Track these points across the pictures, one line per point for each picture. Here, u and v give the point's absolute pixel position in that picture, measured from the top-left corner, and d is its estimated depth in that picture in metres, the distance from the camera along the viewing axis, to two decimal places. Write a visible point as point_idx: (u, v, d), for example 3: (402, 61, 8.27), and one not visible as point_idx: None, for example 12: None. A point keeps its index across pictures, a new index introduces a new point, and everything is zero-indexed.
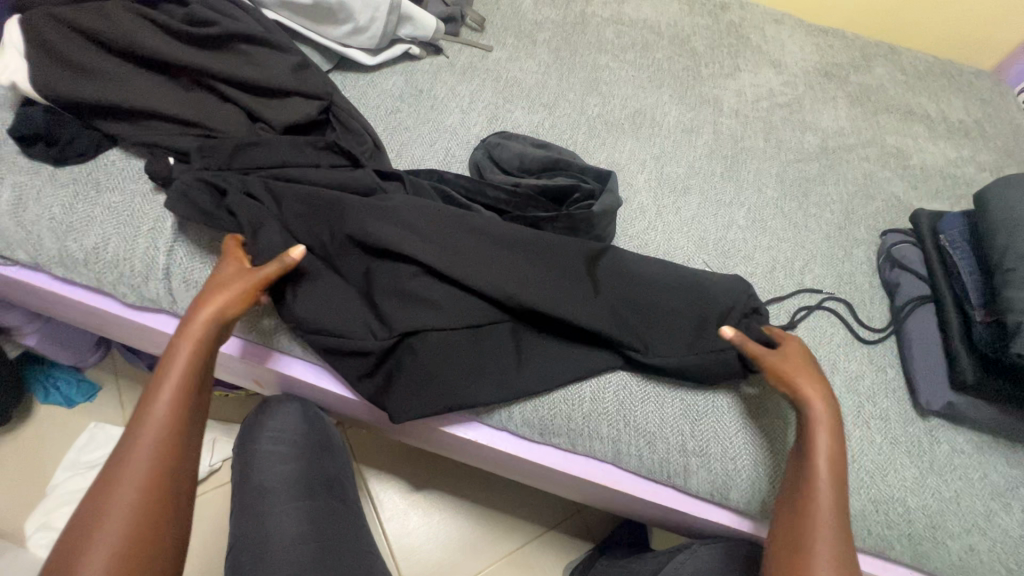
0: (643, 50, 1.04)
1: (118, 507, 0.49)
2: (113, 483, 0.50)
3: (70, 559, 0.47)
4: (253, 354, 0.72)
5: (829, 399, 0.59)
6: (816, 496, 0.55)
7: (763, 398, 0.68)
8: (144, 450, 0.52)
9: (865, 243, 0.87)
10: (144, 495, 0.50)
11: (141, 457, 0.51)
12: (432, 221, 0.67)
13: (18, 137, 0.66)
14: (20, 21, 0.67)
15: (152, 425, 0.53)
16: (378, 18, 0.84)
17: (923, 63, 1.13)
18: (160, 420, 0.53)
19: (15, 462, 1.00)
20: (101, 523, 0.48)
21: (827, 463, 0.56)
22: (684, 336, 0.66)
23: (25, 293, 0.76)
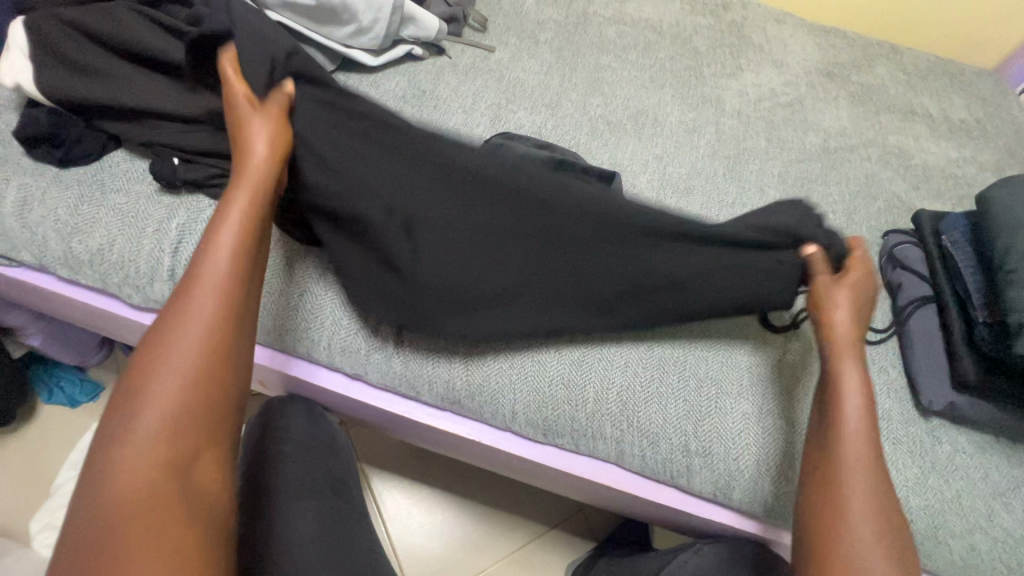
0: (645, 50, 1.04)
1: (177, 359, 0.51)
2: (171, 335, 0.51)
3: (134, 387, 0.50)
4: (275, 363, 0.72)
5: (864, 359, 0.60)
6: (842, 403, 0.58)
7: (767, 399, 0.68)
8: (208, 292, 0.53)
9: (867, 243, 0.87)
10: (201, 354, 0.51)
11: (202, 299, 0.53)
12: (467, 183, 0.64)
13: (22, 139, 0.66)
14: (23, 22, 0.67)
15: (208, 280, 0.53)
16: (381, 19, 0.84)
17: (925, 62, 1.13)
18: (216, 276, 0.53)
19: (20, 461, 1.00)
20: (158, 379, 0.50)
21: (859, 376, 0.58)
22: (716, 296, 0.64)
23: (30, 293, 0.76)
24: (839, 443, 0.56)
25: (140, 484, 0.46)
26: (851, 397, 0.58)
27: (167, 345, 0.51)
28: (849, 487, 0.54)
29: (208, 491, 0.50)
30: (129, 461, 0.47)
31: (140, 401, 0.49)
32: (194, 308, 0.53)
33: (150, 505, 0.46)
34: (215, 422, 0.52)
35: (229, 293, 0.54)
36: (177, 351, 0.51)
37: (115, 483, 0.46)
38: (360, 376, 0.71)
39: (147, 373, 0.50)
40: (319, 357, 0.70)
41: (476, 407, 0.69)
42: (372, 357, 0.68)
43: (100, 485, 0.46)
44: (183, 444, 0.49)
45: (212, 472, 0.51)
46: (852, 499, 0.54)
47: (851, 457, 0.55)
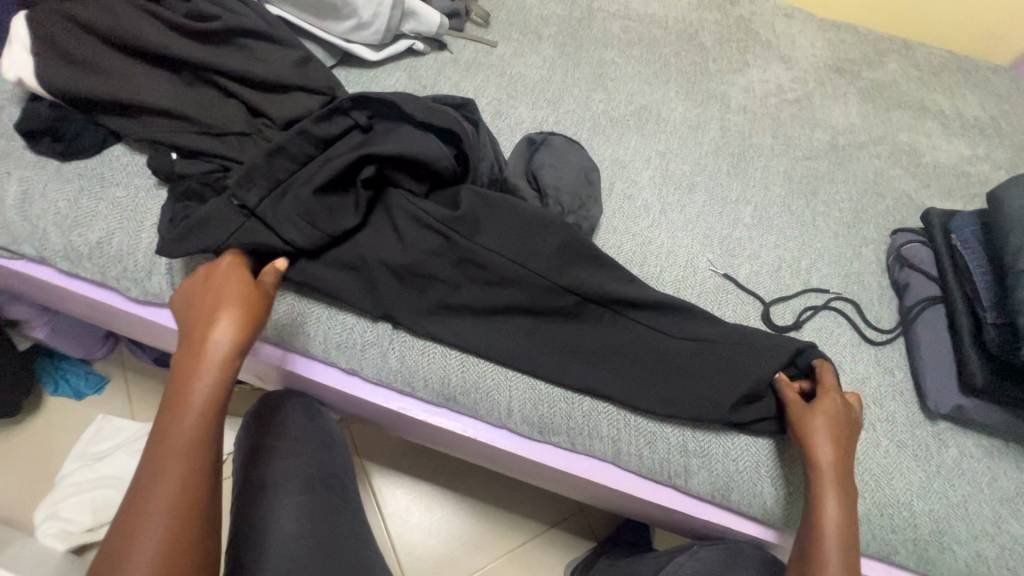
0: (650, 45, 1.03)
1: (147, 526, 0.49)
2: (144, 500, 0.51)
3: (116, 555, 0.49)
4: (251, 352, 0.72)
5: (846, 487, 0.58)
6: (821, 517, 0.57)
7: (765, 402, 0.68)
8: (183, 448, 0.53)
9: (874, 242, 0.85)
10: (172, 514, 0.50)
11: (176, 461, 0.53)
12: (485, 263, 0.66)
13: (25, 133, 0.67)
14: (26, 17, 0.67)
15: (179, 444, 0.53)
16: (382, 13, 0.84)
17: (938, 58, 1.11)
18: (188, 435, 0.54)
19: (26, 451, 1.02)
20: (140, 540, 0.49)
21: (839, 494, 0.57)
22: (697, 392, 0.65)
23: (33, 286, 0.77)
24: (818, 492, 0.58)
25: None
26: (824, 452, 0.59)
27: (139, 513, 0.50)
28: (827, 525, 0.57)
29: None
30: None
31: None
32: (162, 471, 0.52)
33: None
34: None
35: (198, 451, 0.54)
36: (149, 513, 0.50)
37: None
38: (355, 371, 0.71)
39: (119, 545, 0.49)
40: (292, 344, 0.70)
41: (472, 404, 0.68)
42: (368, 351, 0.68)
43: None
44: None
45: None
46: (825, 534, 0.56)
47: (831, 508, 0.57)
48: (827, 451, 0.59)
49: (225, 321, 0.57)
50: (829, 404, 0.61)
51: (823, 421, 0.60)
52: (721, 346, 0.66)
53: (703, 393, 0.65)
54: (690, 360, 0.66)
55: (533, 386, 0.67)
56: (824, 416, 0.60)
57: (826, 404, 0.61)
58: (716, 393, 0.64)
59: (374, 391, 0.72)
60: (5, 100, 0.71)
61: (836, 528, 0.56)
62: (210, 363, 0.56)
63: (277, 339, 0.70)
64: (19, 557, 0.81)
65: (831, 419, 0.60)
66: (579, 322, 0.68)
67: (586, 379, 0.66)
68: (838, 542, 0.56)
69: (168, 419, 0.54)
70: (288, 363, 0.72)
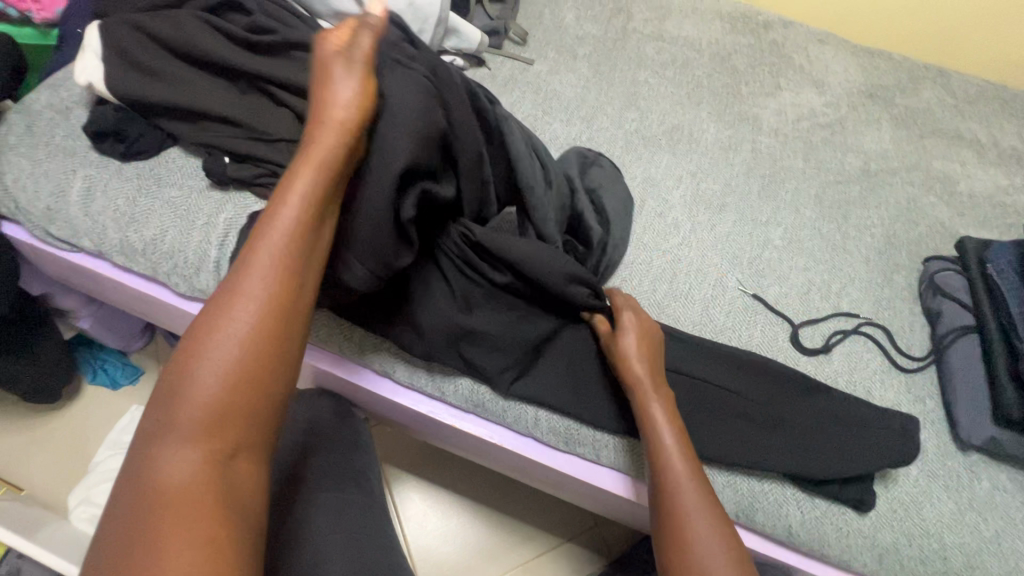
0: (683, 67, 1.05)
1: (223, 335, 0.47)
2: (224, 305, 0.48)
3: (203, 333, 0.47)
4: None
5: (671, 413, 0.62)
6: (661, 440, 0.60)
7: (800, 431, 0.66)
8: (276, 243, 0.50)
9: (906, 269, 0.85)
10: (248, 333, 0.47)
11: (264, 253, 0.49)
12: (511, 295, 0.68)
13: (91, 134, 0.71)
14: (99, 26, 0.72)
15: (263, 257, 0.49)
16: (426, 30, 0.86)
17: (975, 87, 1.10)
18: (280, 232, 0.50)
19: (63, 436, 1.06)
20: (221, 324, 0.47)
21: (670, 421, 0.61)
22: (737, 435, 0.66)
23: (86, 278, 0.81)
24: (647, 417, 0.61)
25: (188, 469, 0.44)
26: (640, 371, 0.63)
27: (218, 317, 0.48)
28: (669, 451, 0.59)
29: (246, 486, 0.46)
30: (176, 424, 0.45)
31: (183, 381, 0.46)
32: (243, 281, 0.48)
33: (197, 492, 0.43)
34: (255, 417, 0.47)
35: (278, 275, 0.49)
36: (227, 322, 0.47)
37: (162, 469, 0.44)
38: (387, 373, 0.73)
39: (192, 346, 0.47)
40: (333, 346, 0.72)
41: (500, 412, 0.70)
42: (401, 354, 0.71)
43: (144, 468, 0.44)
44: (224, 428, 0.46)
45: (252, 464, 0.48)
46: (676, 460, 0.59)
47: (665, 435, 0.60)
48: (639, 365, 0.63)
49: (331, 120, 0.52)
50: (629, 330, 0.65)
51: (632, 343, 0.64)
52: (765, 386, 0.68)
53: (740, 437, 0.65)
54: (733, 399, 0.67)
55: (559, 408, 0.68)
56: (637, 339, 0.65)
57: (630, 322, 0.66)
58: (752, 433, 0.66)
59: (412, 400, 0.73)
60: (74, 103, 0.76)
61: (672, 430, 0.60)
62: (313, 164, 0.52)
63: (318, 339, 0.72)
64: (55, 537, 0.84)
65: (642, 337, 0.65)
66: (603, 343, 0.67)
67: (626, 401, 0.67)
68: (685, 462, 0.58)
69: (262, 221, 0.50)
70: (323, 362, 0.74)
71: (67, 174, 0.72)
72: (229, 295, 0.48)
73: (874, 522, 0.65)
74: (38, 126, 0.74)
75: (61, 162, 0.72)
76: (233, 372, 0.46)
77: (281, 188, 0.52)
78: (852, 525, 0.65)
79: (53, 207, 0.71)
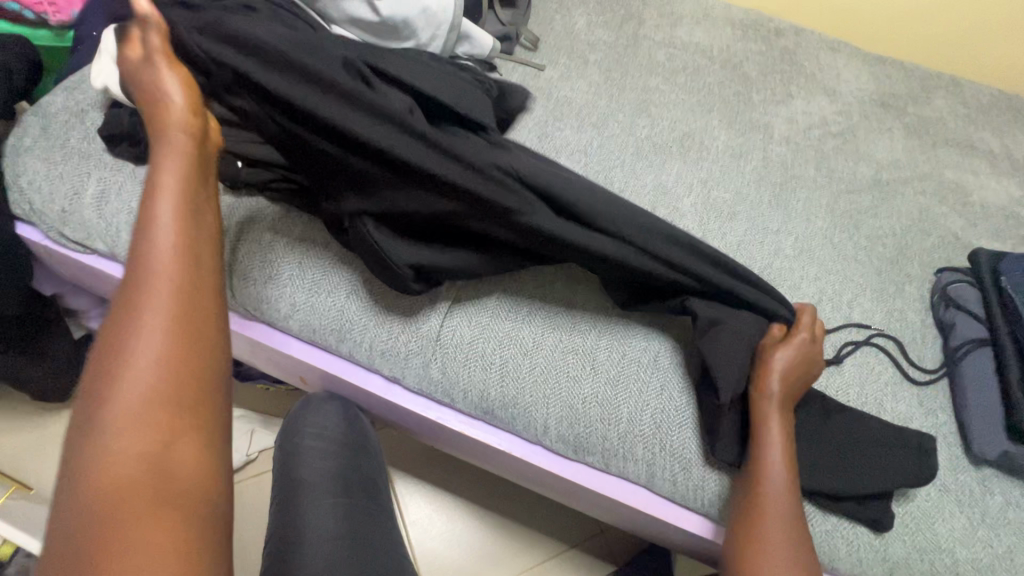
0: (695, 73, 1.04)
1: (128, 330, 0.47)
2: (124, 309, 0.48)
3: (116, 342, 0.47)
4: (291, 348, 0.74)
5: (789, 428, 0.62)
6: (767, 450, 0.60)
7: (815, 447, 0.65)
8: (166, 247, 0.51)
9: (918, 280, 0.84)
10: (150, 317, 0.48)
11: (159, 253, 0.50)
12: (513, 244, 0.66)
13: (105, 137, 0.72)
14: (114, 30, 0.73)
15: (160, 259, 0.50)
16: (439, 36, 0.85)
17: (987, 96, 1.09)
18: (166, 233, 0.51)
19: None
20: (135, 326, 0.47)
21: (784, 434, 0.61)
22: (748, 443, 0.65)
23: (98, 280, 0.81)
24: (760, 426, 0.62)
25: (129, 458, 0.42)
26: (777, 390, 0.62)
27: (120, 320, 0.48)
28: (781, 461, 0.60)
29: (190, 465, 0.44)
30: (102, 430, 0.43)
31: (106, 391, 0.45)
32: (135, 282, 0.49)
33: (140, 474, 0.42)
34: (189, 387, 0.47)
35: (168, 259, 0.50)
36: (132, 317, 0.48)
37: (99, 466, 0.42)
38: (397, 379, 0.73)
39: (108, 361, 0.46)
40: (341, 349, 0.72)
41: (509, 418, 0.70)
42: (412, 360, 0.70)
43: (82, 477, 0.42)
44: (157, 417, 0.45)
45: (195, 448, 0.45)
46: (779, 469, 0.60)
47: (775, 447, 0.60)
48: (779, 382, 0.62)
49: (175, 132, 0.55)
50: (793, 346, 0.64)
51: (783, 367, 0.63)
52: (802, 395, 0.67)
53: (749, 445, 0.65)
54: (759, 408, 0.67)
55: (567, 415, 0.68)
56: (790, 355, 0.63)
57: (800, 339, 0.64)
58: None
59: (424, 405, 0.73)
60: (88, 105, 0.76)
61: (782, 447, 0.61)
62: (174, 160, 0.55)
63: (327, 342, 0.72)
64: None
65: (797, 354, 0.64)
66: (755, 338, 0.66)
67: (635, 408, 0.68)
68: (786, 474, 0.60)
69: (136, 231, 0.51)
70: (330, 364, 0.74)
71: (81, 177, 0.72)
72: (133, 304, 0.48)
73: (886, 536, 0.64)
74: (54, 128, 0.74)
75: (75, 164, 0.73)
76: (151, 356, 0.46)
77: (149, 206, 0.52)
78: (863, 539, 0.64)
79: (67, 209, 0.72)
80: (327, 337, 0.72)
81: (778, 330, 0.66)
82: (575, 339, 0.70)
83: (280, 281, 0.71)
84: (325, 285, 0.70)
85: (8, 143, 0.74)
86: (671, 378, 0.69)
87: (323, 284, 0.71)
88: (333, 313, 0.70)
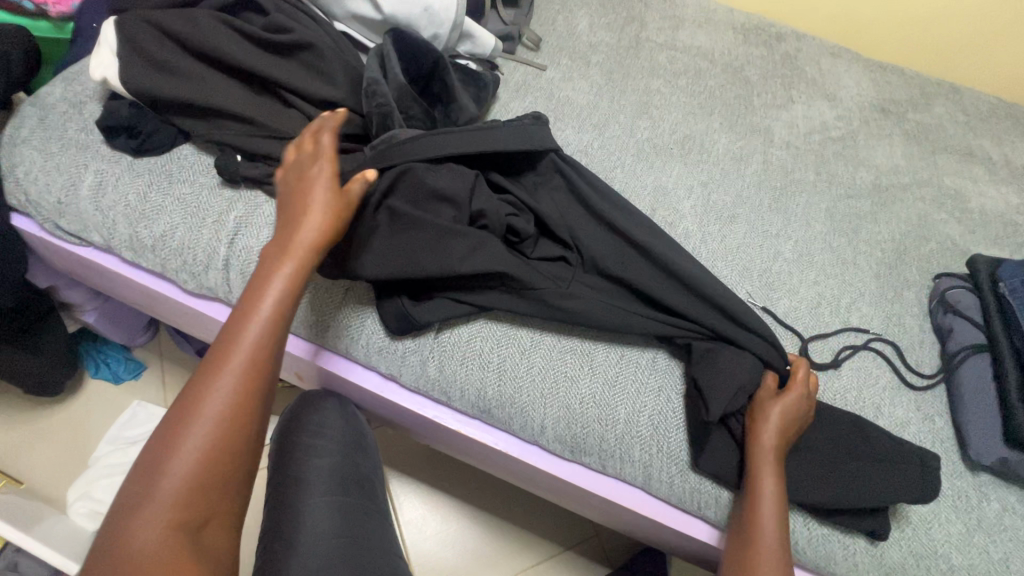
0: (696, 76, 1.04)
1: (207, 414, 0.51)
2: (207, 382, 0.52)
3: (192, 407, 0.51)
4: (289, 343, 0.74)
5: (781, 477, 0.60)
6: (759, 496, 0.59)
7: (817, 457, 0.65)
8: (257, 329, 0.55)
9: (916, 285, 0.84)
10: (226, 411, 0.52)
11: (249, 334, 0.55)
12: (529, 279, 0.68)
13: (104, 128, 0.71)
14: (115, 21, 0.72)
15: (248, 340, 0.55)
16: (441, 35, 0.84)
17: (987, 104, 1.10)
18: (262, 317, 0.56)
19: (65, 429, 1.05)
20: (211, 399, 0.52)
21: (777, 482, 0.59)
22: None
23: (94, 273, 0.80)
24: (755, 472, 0.60)
25: (163, 533, 0.46)
26: (773, 446, 0.60)
27: (201, 394, 0.52)
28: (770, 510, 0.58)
29: (215, 550, 0.49)
30: (157, 496, 0.48)
31: (169, 453, 0.49)
32: (231, 358, 0.53)
33: (173, 554, 0.46)
34: (228, 489, 0.51)
35: (263, 351, 0.55)
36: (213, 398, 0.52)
37: (132, 533, 0.46)
38: (394, 377, 0.72)
39: (180, 423, 0.51)
40: (339, 346, 0.72)
41: (506, 419, 0.69)
42: (408, 358, 0.70)
43: (117, 535, 0.46)
44: (199, 500, 0.49)
45: (221, 532, 0.50)
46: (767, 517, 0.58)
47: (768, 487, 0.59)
48: (773, 434, 0.61)
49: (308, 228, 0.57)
50: (799, 391, 0.63)
51: (777, 420, 0.61)
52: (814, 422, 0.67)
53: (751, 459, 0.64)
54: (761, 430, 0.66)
55: (562, 418, 0.67)
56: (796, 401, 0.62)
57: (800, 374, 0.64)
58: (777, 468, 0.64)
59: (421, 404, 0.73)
60: (87, 97, 0.76)
61: (774, 502, 0.59)
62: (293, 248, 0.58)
63: (324, 338, 0.72)
64: (52, 532, 0.83)
65: (792, 403, 0.62)
66: (749, 386, 0.64)
67: (632, 409, 0.67)
68: (778, 520, 0.58)
69: (243, 306, 0.56)
70: (326, 360, 0.74)
71: (78, 169, 0.72)
72: (215, 375, 0.53)
73: (882, 541, 0.64)
74: (51, 119, 0.74)
75: (73, 155, 0.72)
76: (211, 452, 0.50)
77: (259, 282, 0.57)
78: (858, 543, 0.64)
79: (64, 201, 0.71)
80: (326, 335, 0.71)
81: (772, 381, 0.64)
82: (574, 342, 0.70)
83: None
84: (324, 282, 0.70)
85: (5, 133, 0.74)
86: (669, 382, 0.69)
87: (323, 283, 0.71)
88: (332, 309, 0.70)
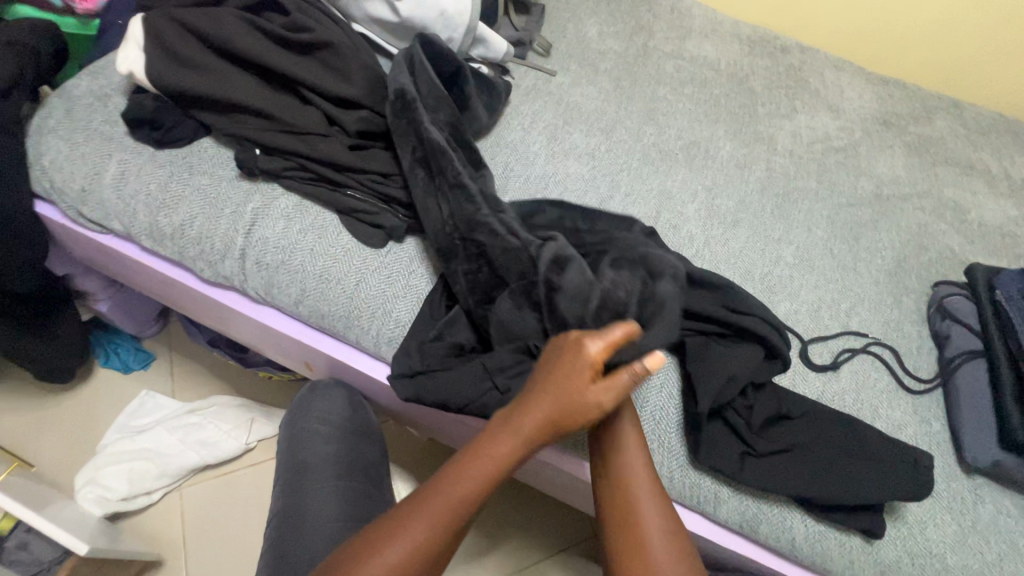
0: (702, 85, 1.07)
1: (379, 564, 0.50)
2: (407, 514, 0.53)
3: (391, 530, 0.52)
4: (300, 333, 0.76)
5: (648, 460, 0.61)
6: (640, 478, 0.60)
7: (821, 458, 0.65)
8: (467, 484, 0.53)
9: (915, 292, 0.86)
10: (413, 557, 0.51)
11: (464, 486, 0.53)
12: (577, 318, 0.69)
13: (129, 120, 0.74)
14: (142, 17, 0.75)
15: (459, 487, 0.53)
16: (455, 39, 0.87)
17: (987, 119, 1.12)
18: (479, 471, 0.54)
19: (75, 415, 1.07)
20: (406, 531, 0.52)
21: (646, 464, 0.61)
22: (760, 467, 0.65)
23: (112, 260, 0.83)
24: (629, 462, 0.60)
25: None
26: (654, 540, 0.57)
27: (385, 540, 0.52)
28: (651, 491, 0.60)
29: None
30: None
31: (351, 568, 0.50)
32: (438, 499, 0.53)
33: None
34: None
35: (463, 507, 0.53)
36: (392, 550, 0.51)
37: None
38: None
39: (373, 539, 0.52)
40: (347, 336, 0.73)
41: None
42: None
43: None
44: None
45: None
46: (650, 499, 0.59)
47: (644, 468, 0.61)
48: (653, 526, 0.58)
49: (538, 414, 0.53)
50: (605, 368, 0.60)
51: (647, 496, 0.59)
52: (819, 421, 0.68)
53: (759, 470, 0.65)
54: (771, 436, 0.67)
55: None
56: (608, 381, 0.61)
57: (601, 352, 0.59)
58: (783, 471, 0.65)
59: None
60: (112, 90, 0.79)
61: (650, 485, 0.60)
62: (529, 421, 0.54)
63: (335, 329, 0.73)
64: (63, 514, 0.85)
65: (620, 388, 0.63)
66: (741, 377, 0.66)
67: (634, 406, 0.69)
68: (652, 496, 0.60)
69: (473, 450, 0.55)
70: (335, 350, 0.75)
71: (102, 159, 0.74)
72: (421, 506, 0.53)
73: (879, 540, 0.65)
74: (77, 110, 0.76)
75: (97, 145, 0.74)
76: None
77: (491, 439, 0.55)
78: (854, 541, 0.65)
79: (87, 189, 0.73)
80: (340, 325, 0.72)
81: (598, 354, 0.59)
82: None
83: (292, 267, 0.71)
84: (337, 275, 0.71)
85: (32, 122, 0.76)
86: (668, 380, 0.71)
87: (334, 275, 0.71)
88: (345, 300, 0.71)
